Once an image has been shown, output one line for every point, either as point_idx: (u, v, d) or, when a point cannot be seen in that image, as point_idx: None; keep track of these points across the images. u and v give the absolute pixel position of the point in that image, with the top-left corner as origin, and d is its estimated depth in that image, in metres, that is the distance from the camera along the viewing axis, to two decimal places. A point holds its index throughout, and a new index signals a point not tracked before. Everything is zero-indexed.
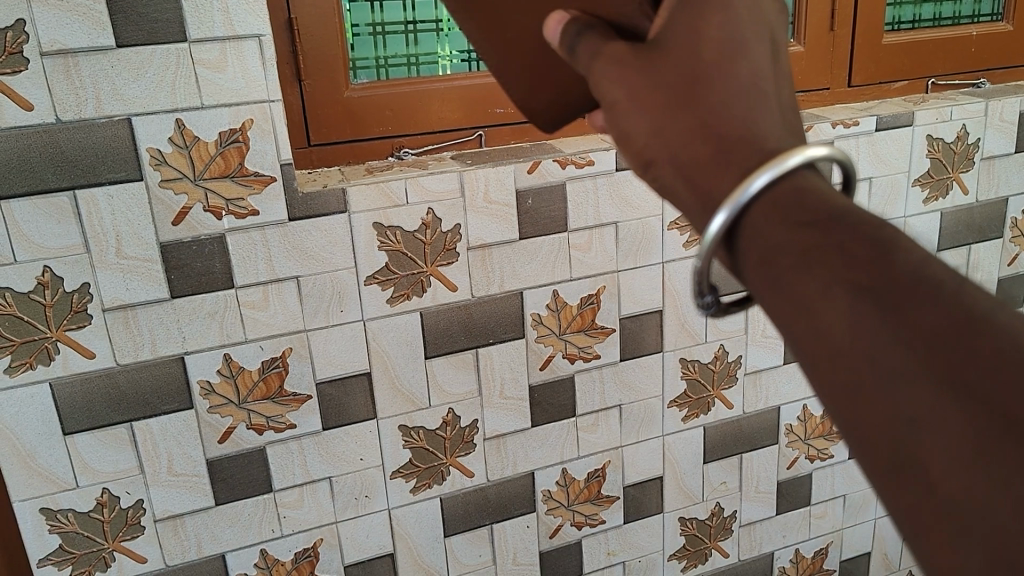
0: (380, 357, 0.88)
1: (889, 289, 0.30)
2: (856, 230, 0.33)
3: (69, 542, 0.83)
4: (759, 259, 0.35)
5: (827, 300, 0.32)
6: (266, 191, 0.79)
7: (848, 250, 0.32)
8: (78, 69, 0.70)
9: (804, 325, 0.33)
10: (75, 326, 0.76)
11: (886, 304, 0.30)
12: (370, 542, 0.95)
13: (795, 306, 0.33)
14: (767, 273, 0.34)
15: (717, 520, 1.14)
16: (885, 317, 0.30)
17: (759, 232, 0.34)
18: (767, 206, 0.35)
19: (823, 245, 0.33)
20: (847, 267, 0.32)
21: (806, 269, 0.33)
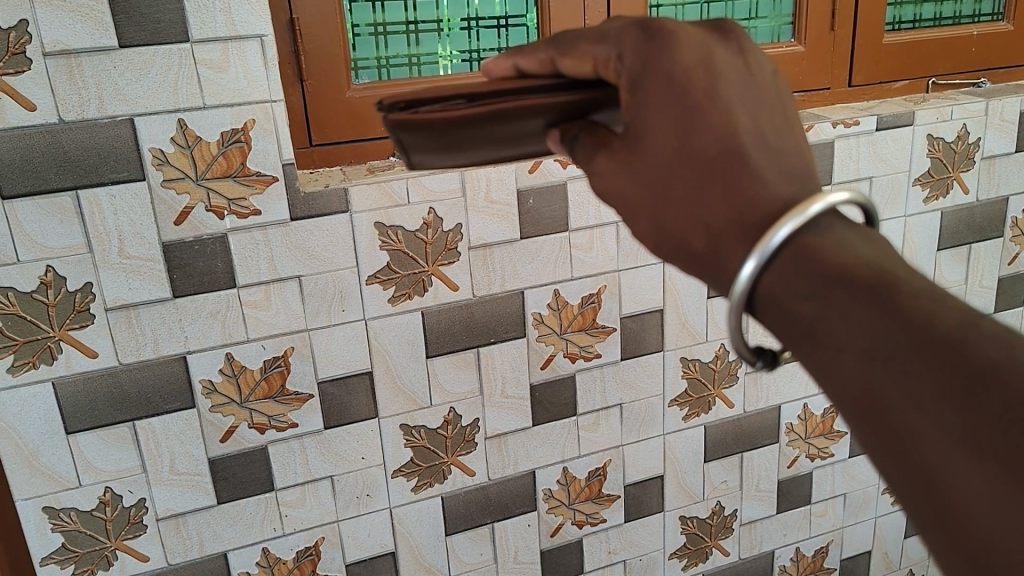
0: (382, 356, 0.88)
1: (895, 345, 0.34)
2: (864, 287, 0.36)
3: (71, 541, 0.83)
4: (787, 323, 0.38)
5: (845, 360, 0.36)
6: (268, 190, 0.79)
7: (860, 309, 0.36)
8: (81, 69, 0.70)
9: (829, 386, 0.37)
10: (77, 325, 0.76)
11: (892, 362, 0.34)
12: (371, 540, 0.95)
13: (822, 363, 0.37)
14: (793, 337, 0.39)
15: (718, 518, 1.14)
16: (893, 372, 0.34)
17: (779, 299, 0.38)
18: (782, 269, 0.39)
19: (835, 307, 0.36)
20: (858, 328, 0.35)
21: (823, 334, 0.37)
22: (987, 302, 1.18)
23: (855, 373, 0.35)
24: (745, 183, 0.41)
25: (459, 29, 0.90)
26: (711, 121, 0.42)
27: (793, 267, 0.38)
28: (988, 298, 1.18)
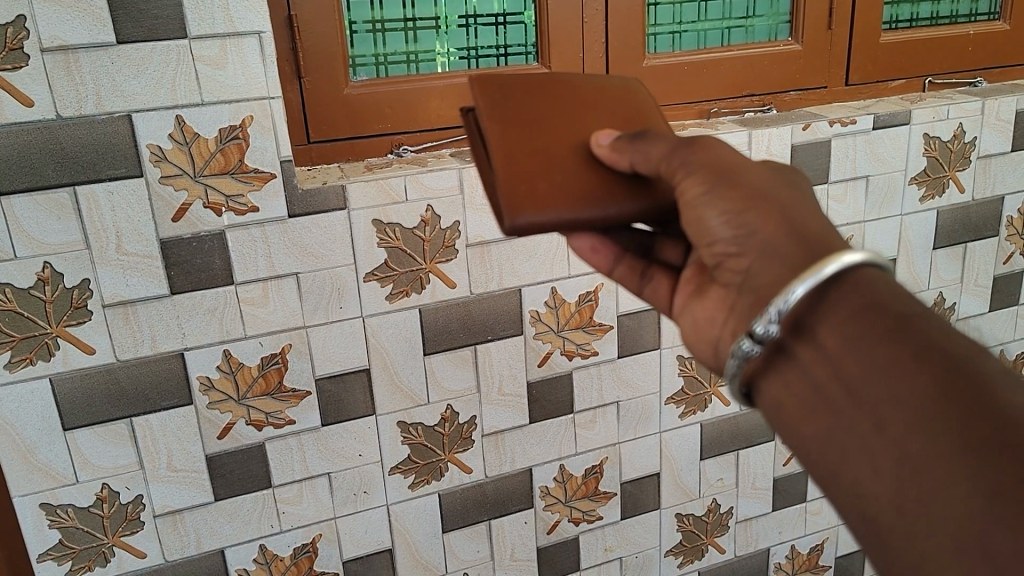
0: (380, 354, 0.89)
1: (980, 365, 0.36)
2: (937, 322, 0.39)
3: (69, 537, 0.83)
4: (850, 327, 0.40)
5: (919, 361, 0.37)
6: (266, 187, 0.79)
7: (938, 334, 0.38)
8: (79, 65, 0.70)
9: (881, 391, 0.38)
10: (74, 321, 0.76)
11: (974, 374, 0.36)
12: (368, 538, 0.95)
13: (876, 369, 0.38)
14: (854, 328, 0.40)
15: (714, 516, 1.14)
16: (971, 380, 0.35)
17: (851, 304, 0.41)
18: (854, 284, 0.41)
19: (920, 318, 0.39)
20: (944, 341, 0.37)
21: (900, 333, 0.38)
22: (983, 301, 1.19)
23: (927, 372, 0.36)
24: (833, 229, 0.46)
25: (457, 27, 0.90)
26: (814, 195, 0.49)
27: (872, 284, 0.41)
28: (984, 297, 1.19)
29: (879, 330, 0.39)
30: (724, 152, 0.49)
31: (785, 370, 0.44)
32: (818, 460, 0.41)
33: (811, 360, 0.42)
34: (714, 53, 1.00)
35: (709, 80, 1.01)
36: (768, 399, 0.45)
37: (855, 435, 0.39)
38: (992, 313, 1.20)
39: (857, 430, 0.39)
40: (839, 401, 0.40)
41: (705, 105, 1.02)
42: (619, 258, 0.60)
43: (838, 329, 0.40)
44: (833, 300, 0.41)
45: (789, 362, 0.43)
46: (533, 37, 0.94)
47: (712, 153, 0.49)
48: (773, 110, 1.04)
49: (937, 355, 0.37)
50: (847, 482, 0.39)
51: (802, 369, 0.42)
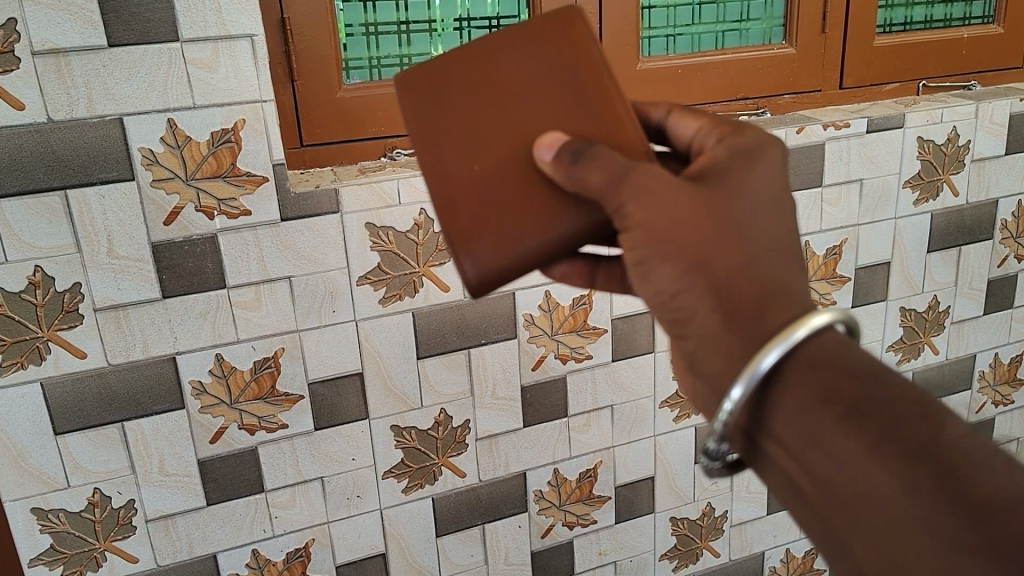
0: (374, 357, 0.88)
1: (932, 444, 0.37)
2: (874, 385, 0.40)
3: (60, 542, 0.83)
4: (805, 414, 0.40)
5: (877, 451, 0.37)
6: (259, 191, 0.78)
7: (874, 399, 0.39)
8: (70, 68, 0.69)
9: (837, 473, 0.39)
10: (66, 325, 0.76)
11: (932, 458, 0.36)
12: (362, 542, 0.95)
13: (831, 457, 0.39)
14: (807, 419, 0.40)
15: (709, 520, 1.14)
16: (929, 464, 0.36)
17: (800, 389, 0.41)
18: (798, 368, 0.41)
19: (871, 397, 0.39)
20: (897, 422, 0.38)
21: (855, 422, 0.39)
22: (978, 304, 1.19)
23: (888, 465, 0.37)
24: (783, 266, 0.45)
25: (451, 29, 0.90)
26: (768, 226, 0.47)
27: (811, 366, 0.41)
28: (979, 300, 1.19)
29: (825, 417, 0.40)
30: (675, 197, 0.47)
31: (758, 458, 0.44)
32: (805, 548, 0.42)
33: (779, 456, 0.42)
34: (708, 56, 1.00)
35: (703, 83, 1.01)
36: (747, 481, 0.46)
37: (832, 532, 0.40)
38: (987, 316, 1.20)
39: (833, 527, 0.40)
40: (811, 494, 0.41)
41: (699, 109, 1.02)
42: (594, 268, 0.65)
43: (791, 423, 0.41)
44: (788, 391, 0.41)
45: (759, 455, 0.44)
46: None
47: (656, 200, 0.47)
48: (767, 113, 1.04)
49: (891, 443, 0.37)
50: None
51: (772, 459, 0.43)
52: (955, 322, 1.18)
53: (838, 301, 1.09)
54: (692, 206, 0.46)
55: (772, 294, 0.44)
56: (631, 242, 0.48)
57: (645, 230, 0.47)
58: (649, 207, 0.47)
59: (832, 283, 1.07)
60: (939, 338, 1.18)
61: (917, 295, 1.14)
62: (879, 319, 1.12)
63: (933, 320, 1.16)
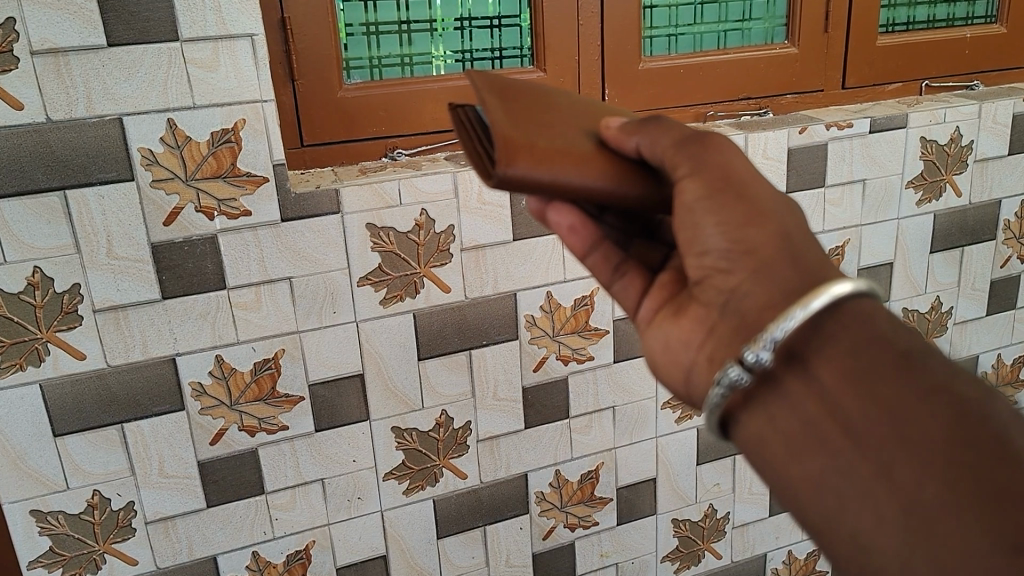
0: (374, 358, 0.88)
1: (982, 402, 0.36)
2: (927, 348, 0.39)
3: (59, 544, 0.82)
4: (855, 354, 0.39)
5: (929, 400, 0.36)
6: (259, 191, 0.78)
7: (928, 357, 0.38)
8: (69, 68, 0.69)
9: (875, 413, 0.37)
10: (65, 326, 0.76)
11: (984, 413, 0.36)
12: (363, 544, 0.94)
13: (874, 397, 0.38)
14: (856, 360, 0.39)
15: (710, 521, 1.14)
16: (982, 415, 0.36)
17: (857, 330, 0.40)
18: (855, 313, 0.40)
19: (923, 355, 0.38)
20: (951, 379, 0.37)
21: (909, 371, 0.38)
22: (981, 305, 1.18)
23: (937, 413, 0.36)
24: None
25: (452, 29, 0.90)
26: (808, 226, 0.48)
27: (870, 316, 0.40)
28: (981, 300, 1.18)
29: (878, 360, 0.38)
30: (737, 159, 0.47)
31: (770, 404, 0.42)
32: (808, 504, 0.39)
33: (804, 393, 0.40)
34: (710, 56, 1.00)
35: (706, 82, 1.00)
36: (746, 432, 0.43)
37: (855, 480, 0.37)
38: (990, 317, 1.20)
39: (856, 472, 0.37)
40: (835, 437, 0.39)
41: (701, 109, 1.01)
42: (597, 243, 0.55)
43: (836, 362, 0.40)
44: (839, 332, 0.40)
45: (774, 393, 0.42)
46: (529, 40, 0.93)
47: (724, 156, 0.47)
48: (769, 113, 1.03)
49: (941, 396, 0.36)
50: (845, 532, 0.38)
51: (793, 395, 0.41)
52: (958, 323, 1.18)
53: None
54: (750, 173, 0.47)
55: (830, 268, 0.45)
56: (685, 184, 0.47)
57: (704, 170, 0.47)
58: (711, 157, 0.47)
59: None
60: (942, 339, 1.17)
61: (920, 296, 1.13)
62: None
63: (936, 321, 1.16)
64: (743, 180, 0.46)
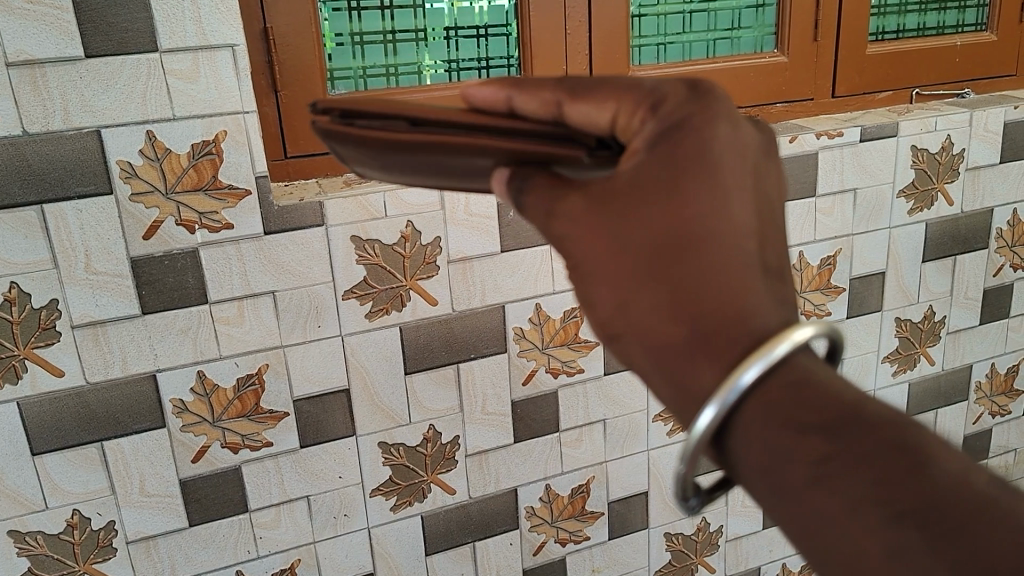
0: (360, 373, 0.86)
1: (880, 463, 0.34)
2: (820, 410, 0.35)
3: (38, 565, 0.80)
4: (758, 466, 0.36)
5: (821, 479, 0.34)
6: (241, 204, 0.77)
7: (817, 414, 0.35)
8: (46, 80, 0.68)
9: (788, 507, 0.35)
10: (42, 343, 0.74)
11: (882, 485, 0.33)
12: (350, 561, 0.93)
13: (778, 493, 0.35)
14: (763, 462, 0.35)
15: (703, 535, 1.12)
16: (882, 471, 0.33)
17: (748, 430, 0.36)
18: (760, 409, 0.36)
19: (791, 454, 0.35)
20: (845, 443, 0.34)
21: (830, 483, 0.34)
22: (974, 314, 1.18)
23: (874, 536, 0.33)
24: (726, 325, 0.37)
25: (439, 38, 0.89)
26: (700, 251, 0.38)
27: (762, 411, 0.36)
28: (975, 309, 1.18)
29: (768, 449, 0.35)
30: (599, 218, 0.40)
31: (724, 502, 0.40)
32: None
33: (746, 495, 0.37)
34: (698, 64, 0.99)
35: None
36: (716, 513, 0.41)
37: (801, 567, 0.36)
38: (983, 326, 1.19)
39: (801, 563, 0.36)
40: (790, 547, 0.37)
41: None
42: None
43: (757, 476, 0.36)
44: (748, 449, 0.36)
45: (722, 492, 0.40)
46: (516, 50, 0.92)
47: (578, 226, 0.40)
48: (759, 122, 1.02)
49: (877, 501, 0.33)
50: None
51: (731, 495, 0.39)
52: (951, 332, 1.17)
53: (833, 313, 1.07)
54: (623, 215, 0.39)
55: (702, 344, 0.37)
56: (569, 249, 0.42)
57: (578, 262, 0.41)
58: (581, 232, 0.40)
59: (826, 293, 1.06)
60: (935, 349, 1.17)
61: (913, 305, 1.12)
62: (875, 330, 1.11)
63: (929, 331, 1.15)
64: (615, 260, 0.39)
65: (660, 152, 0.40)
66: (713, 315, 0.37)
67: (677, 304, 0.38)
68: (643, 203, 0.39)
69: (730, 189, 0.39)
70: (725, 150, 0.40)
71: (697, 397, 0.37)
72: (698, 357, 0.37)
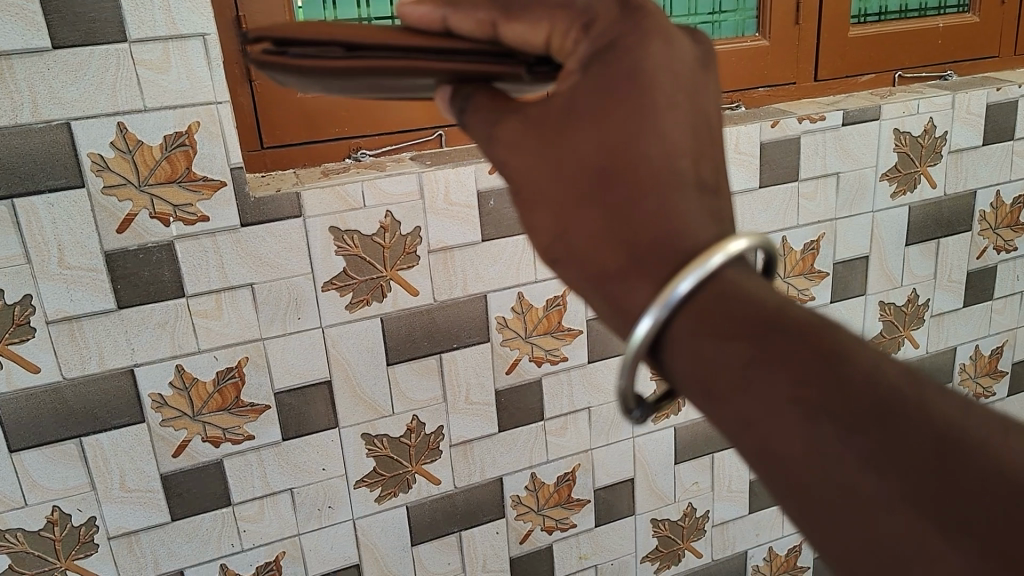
0: (341, 364, 0.86)
1: (817, 372, 0.33)
2: (755, 319, 0.34)
3: (19, 563, 0.80)
4: (696, 378, 0.35)
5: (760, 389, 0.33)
6: (216, 195, 0.76)
7: (751, 325, 0.34)
8: (13, 72, 0.66)
9: (728, 417, 0.34)
10: (17, 339, 0.73)
11: (820, 392, 0.32)
12: (335, 553, 0.93)
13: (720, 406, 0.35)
14: (700, 374, 0.35)
15: (690, 520, 1.13)
16: (818, 382, 0.32)
17: (685, 342, 0.35)
18: (695, 320, 0.35)
19: (729, 364, 0.34)
20: (782, 353, 0.33)
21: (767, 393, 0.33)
22: (958, 297, 1.18)
23: (814, 443, 0.32)
24: (657, 236, 0.37)
25: None
26: (635, 165, 0.38)
27: (697, 320, 0.35)
28: (959, 292, 1.18)
29: (705, 361, 0.35)
30: (539, 145, 0.40)
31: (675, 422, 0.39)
32: None
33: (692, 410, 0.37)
34: None
35: None
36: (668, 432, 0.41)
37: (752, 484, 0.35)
38: (967, 309, 1.19)
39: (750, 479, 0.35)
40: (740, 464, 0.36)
41: None
42: None
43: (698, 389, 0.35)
44: (684, 363, 0.35)
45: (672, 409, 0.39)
46: None
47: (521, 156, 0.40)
48: (741, 107, 1.02)
49: (797, 410, 0.32)
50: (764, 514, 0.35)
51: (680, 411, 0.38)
52: (934, 315, 1.17)
53: (816, 298, 1.07)
54: (558, 144, 0.39)
55: (638, 258, 0.37)
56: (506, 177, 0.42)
57: (519, 192, 0.41)
58: (520, 162, 0.40)
59: (809, 279, 1.06)
60: (919, 332, 1.17)
61: (896, 289, 1.12)
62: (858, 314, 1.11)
63: (913, 314, 1.15)
64: (556, 185, 0.39)
65: (586, 82, 0.39)
66: (644, 238, 0.37)
67: (612, 226, 0.38)
68: (577, 132, 0.39)
69: (664, 107, 0.39)
70: (654, 67, 0.40)
71: (633, 314, 0.36)
72: (631, 273, 0.37)
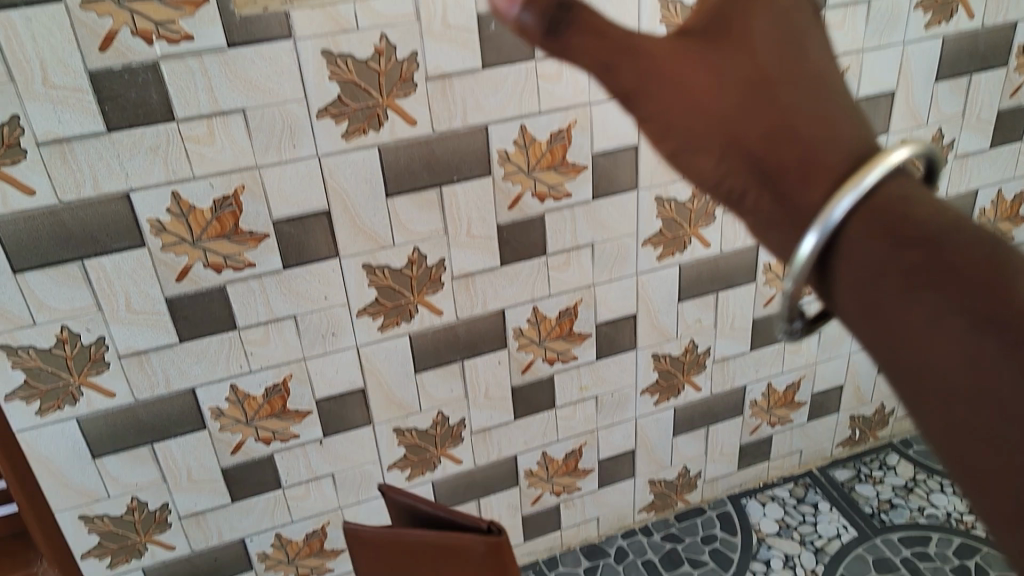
0: (374, 373, 0.96)
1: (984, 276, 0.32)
2: (905, 215, 0.34)
3: (107, 539, 0.95)
4: (852, 282, 0.35)
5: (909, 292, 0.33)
6: (261, 245, 0.83)
7: (931, 235, 0.33)
8: (75, 154, 0.73)
9: (883, 330, 0.34)
10: (95, 371, 0.84)
11: (980, 293, 0.31)
12: (370, 520, 1.07)
13: (881, 312, 0.34)
14: (867, 278, 0.34)
15: (684, 479, 1.26)
16: (985, 293, 0.31)
17: (850, 253, 0.34)
18: (864, 222, 0.34)
19: (889, 260, 0.33)
20: (931, 250, 0.33)
21: (913, 292, 0.33)
22: None
23: (965, 342, 0.31)
24: (804, 137, 0.37)
25: None
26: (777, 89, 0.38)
27: (869, 219, 0.34)
28: None
29: (879, 274, 0.34)
30: (682, 62, 0.38)
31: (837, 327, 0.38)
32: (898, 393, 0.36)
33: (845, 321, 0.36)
34: None
35: None
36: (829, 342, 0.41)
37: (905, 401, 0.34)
38: None
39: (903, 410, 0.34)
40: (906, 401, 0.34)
41: None
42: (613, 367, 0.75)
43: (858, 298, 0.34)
44: (850, 264, 0.34)
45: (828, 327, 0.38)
46: None
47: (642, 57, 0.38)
48: None
49: (956, 314, 0.32)
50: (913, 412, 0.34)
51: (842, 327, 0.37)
52: None
53: None
54: (680, 71, 0.38)
55: (783, 167, 0.37)
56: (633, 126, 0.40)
57: (628, 98, 0.39)
58: (632, 67, 0.38)
59: None
60: None
61: None
62: None
63: None
64: (688, 113, 0.38)
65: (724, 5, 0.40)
66: (792, 161, 0.37)
67: (744, 145, 0.37)
68: (694, 48, 0.39)
69: (810, 34, 0.40)
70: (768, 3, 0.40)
71: (804, 215, 0.36)
72: (803, 170, 0.36)
